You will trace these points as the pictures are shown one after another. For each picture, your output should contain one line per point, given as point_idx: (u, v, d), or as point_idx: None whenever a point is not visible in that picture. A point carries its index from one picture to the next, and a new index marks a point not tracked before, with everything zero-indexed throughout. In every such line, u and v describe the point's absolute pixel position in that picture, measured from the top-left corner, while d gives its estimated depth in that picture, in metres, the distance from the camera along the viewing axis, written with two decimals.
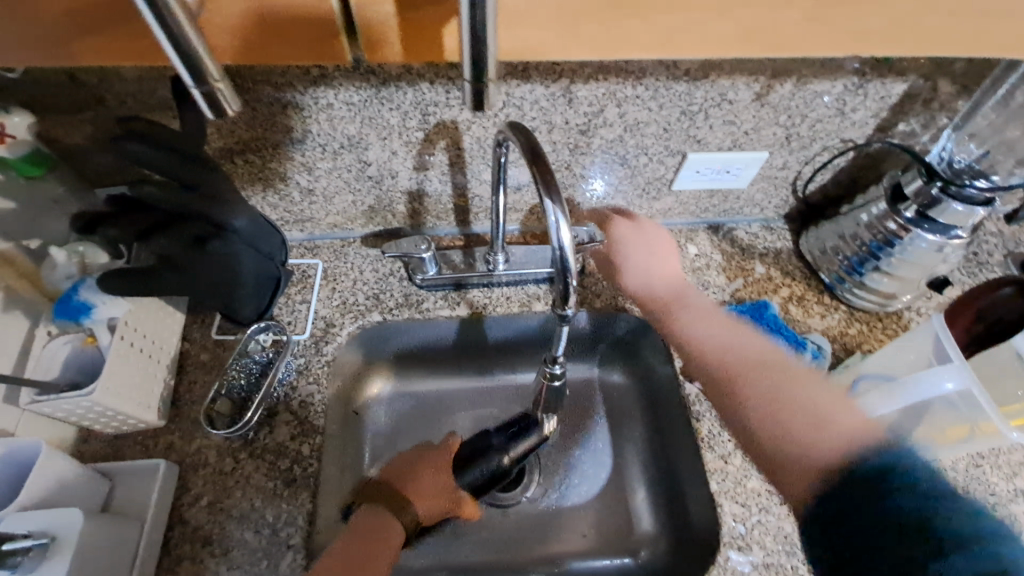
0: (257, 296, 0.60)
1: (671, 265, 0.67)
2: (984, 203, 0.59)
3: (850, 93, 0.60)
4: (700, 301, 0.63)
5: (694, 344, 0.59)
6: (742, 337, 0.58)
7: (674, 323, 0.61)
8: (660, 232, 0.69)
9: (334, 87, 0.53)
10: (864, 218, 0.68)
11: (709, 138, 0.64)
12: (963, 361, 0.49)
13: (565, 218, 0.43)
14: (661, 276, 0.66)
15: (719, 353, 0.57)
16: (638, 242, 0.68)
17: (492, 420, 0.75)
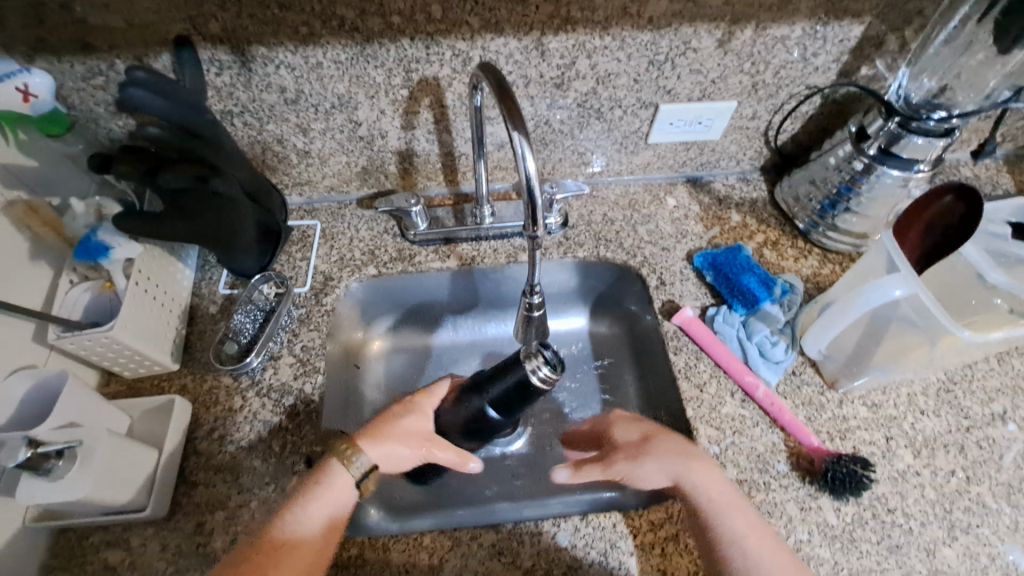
0: (259, 248, 0.65)
1: (655, 432, 0.57)
2: (944, 134, 0.61)
3: (809, 38, 0.64)
4: (726, 487, 0.53)
5: (746, 551, 0.49)
6: (755, 533, 0.50)
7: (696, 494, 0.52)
8: (689, 455, 0.54)
9: (323, 46, 0.57)
10: (832, 161, 0.71)
11: (678, 88, 0.68)
12: (910, 269, 0.53)
13: (531, 149, 0.47)
14: (699, 471, 0.53)
15: (756, 545, 0.49)
16: (648, 450, 0.55)
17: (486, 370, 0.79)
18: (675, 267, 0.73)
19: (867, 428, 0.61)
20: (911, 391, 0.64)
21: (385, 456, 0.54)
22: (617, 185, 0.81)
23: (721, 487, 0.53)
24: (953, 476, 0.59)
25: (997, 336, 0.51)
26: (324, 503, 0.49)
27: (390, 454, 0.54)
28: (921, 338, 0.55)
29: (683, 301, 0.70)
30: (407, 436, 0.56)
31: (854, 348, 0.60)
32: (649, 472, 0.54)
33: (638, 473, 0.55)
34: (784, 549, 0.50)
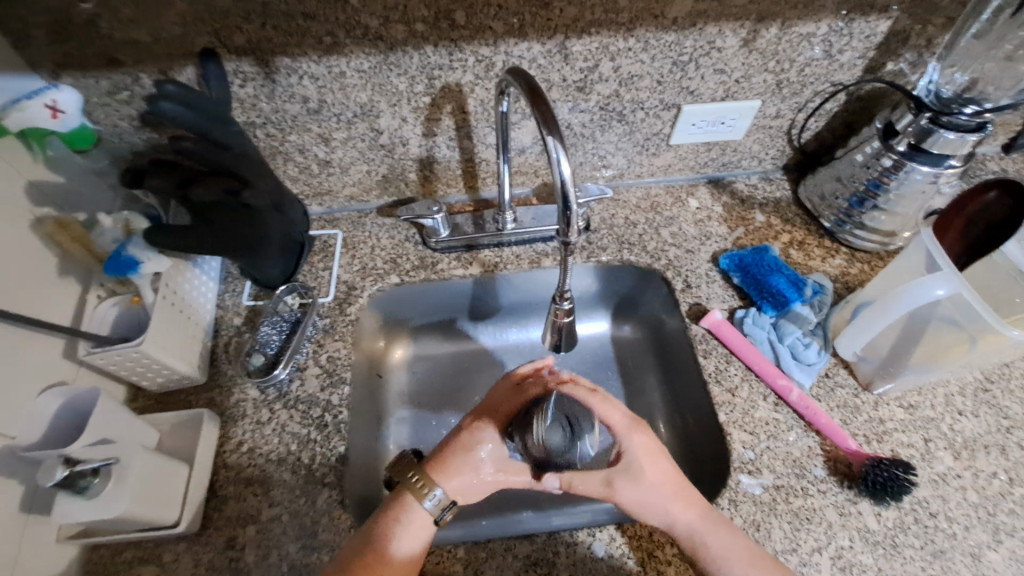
0: (284, 259, 0.65)
1: (666, 469, 0.51)
2: (976, 128, 0.60)
3: (835, 35, 0.63)
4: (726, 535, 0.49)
5: None
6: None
7: (702, 549, 0.49)
8: (690, 502, 0.50)
9: (346, 55, 0.57)
10: (859, 158, 0.70)
11: (701, 88, 0.67)
12: (954, 268, 0.51)
13: (565, 154, 0.46)
14: (705, 528, 0.49)
15: None
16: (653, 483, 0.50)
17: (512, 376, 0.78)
18: (700, 269, 0.72)
19: (904, 430, 0.60)
20: (947, 391, 0.63)
21: (461, 489, 0.52)
22: (637, 188, 0.81)
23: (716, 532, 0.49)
24: (996, 479, 0.58)
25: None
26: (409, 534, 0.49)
27: (466, 485, 0.52)
28: (962, 338, 0.54)
29: (711, 304, 0.69)
30: (477, 469, 0.52)
31: (889, 349, 0.59)
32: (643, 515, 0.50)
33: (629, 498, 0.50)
34: None
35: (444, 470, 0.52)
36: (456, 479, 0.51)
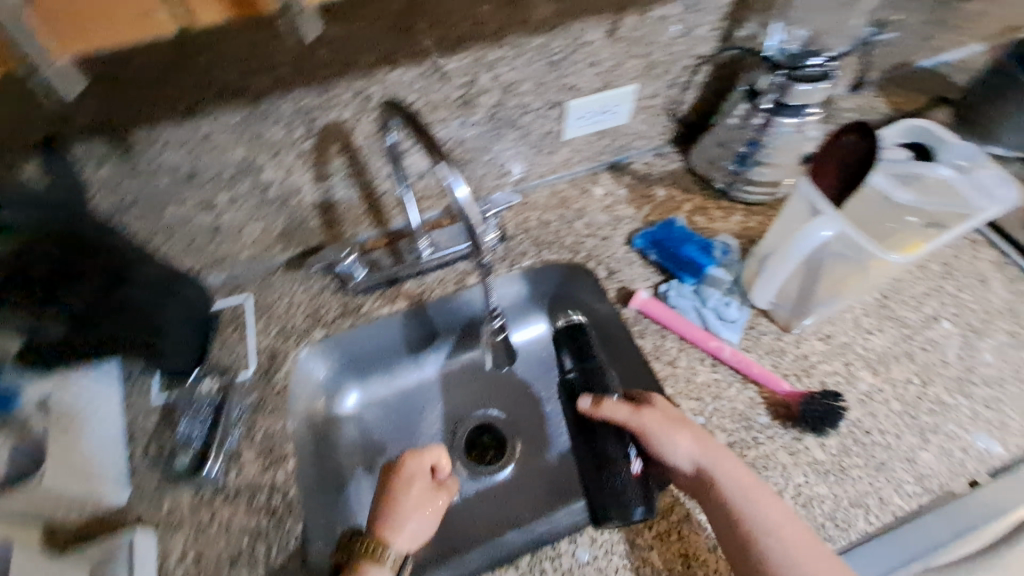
0: (190, 342, 0.59)
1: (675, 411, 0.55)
2: (824, 77, 0.66)
3: (687, 13, 0.66)
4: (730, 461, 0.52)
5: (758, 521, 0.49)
6: (763, 502, 0.50)
7: (746, 509, 0.49)
8: (724, 453, 0.53)
9: (209, 115, 0.53)
10: (732, 123, 0.75)
11: (579, 82, 0.69)
12: (832, 209, 0.56)
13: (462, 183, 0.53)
14: (741, 483, 0.50)
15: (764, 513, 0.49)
16: (690, 441, 0.53)
17: (466, 399, 0.78)
18: (618, 253, 0.75)
19: (827, 360, 0.65)
20: (854, 314, 0.69)
21: (409, 538, 0.51)
22: (543, 187, 0.82)
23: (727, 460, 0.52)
24: (911, 383, 0.64)
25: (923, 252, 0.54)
26: None
27: (413, 533, 0.52)
28: (854, 268, 0.59)
29: (635, 285, 0.72)
30: (415, 509, 0.53)
31: (797, 291, 0.64)
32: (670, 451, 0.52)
33: (672, 454, 0.52)
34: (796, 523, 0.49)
35: (392, 524, 0.52)
36: (404, 532, 0.51)
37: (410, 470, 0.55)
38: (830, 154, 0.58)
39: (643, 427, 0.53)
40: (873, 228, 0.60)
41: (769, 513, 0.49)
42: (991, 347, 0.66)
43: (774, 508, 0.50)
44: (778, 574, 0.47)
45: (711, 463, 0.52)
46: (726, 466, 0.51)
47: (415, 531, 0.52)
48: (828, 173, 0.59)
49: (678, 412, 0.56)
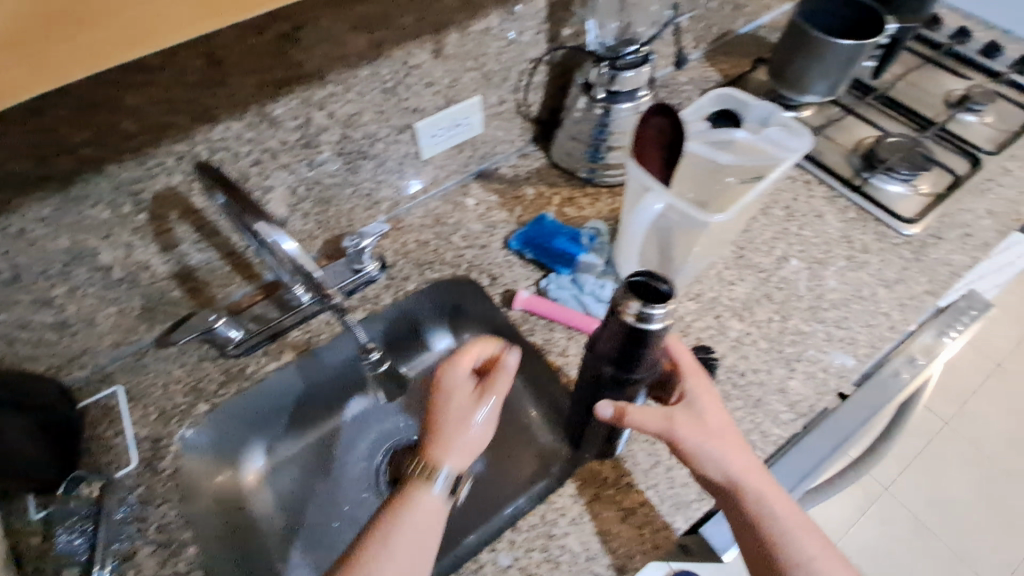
0: (53, 451, 0.55)
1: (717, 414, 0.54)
2: (643, 61, 0.72)
3: (506, 21, 0.69)
4: (761, 471, 0.54)
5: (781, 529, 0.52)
6: (785, 510, 0.53)
7: (777, 520, 0.52)
8: (754, 465, 0.54)
9: (15, 210, 0.50)
10: (577, 117, 0.79)
11: (421, 104, 0.70)
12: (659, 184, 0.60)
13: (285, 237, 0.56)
14: (772, 493, 0.53)
15: (786, 522, 0.52)
16: (729, 454, 0.53)
17: (383, 434, 0.77)
18: (498, 258, 0.77)
19: (699, 317, 0.71)
20: (717, 270, 0.75)
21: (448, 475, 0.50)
22: (417, 208, 0.83)
23: (758, 470, 0.53)
24: (773, 321, 0.70)
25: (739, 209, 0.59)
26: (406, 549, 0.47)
27: (452, 468, 0.50)
28: (697, 234, 0.63)
29: (519, 286, 0.74)
30: (460, 429, 0.51)
31: (659, 261, 0.68)
32: (706, 464, 0.52)
33: (707, 467, 0.53)
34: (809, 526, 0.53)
35: (429, 467, 0.50)
36: (452, 450, 0.50)
37: (447, 384, 0.53)
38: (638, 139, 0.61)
39: (676, 437, 0.52)
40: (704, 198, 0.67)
41: (790, 522, 0.53)
42: (834, 272, 0.74)
43: (793, 515, 0.53)
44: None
45: (744, 475, 0.53)
46: (759, 477, 0.53)
47: (454, 461, 0.50)
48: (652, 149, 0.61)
49: (719, 414, 0.54)
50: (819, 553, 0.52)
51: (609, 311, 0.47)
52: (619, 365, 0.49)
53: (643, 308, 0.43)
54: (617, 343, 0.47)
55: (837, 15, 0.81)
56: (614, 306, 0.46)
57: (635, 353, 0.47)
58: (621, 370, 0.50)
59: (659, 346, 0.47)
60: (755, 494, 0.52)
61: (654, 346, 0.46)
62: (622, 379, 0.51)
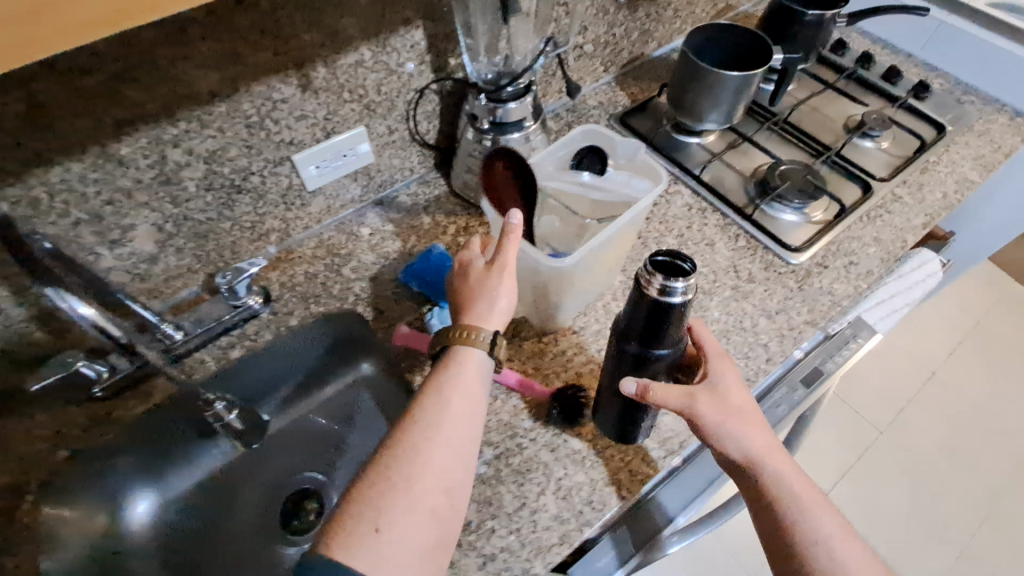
0: None
1: (740, 394, 0.57)
2: (526, 91, 0.73)
3: (379, 54, 0.68)
4: (777, 448, 0.57)
5: (801, 504, 0.55)
6: (802, 488, 0.56)
7: (796, 496, 0.55)
8: (773, 443, 0.57)
9: None
10: (465, 149, 0.78)
11: (296, 137, 0.69)
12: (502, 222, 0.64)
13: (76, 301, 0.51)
14: (790, 469, 0.56)
15: (806, 498, 0.56)
16: (751, 432, 0.56)
17: (277, 473, 0.75)
18: (387, 291, 0.76)
19: (581, 350, 0.71)
20: (604, 301, 0.75)
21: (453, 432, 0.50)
22: (309, 238, 0.81)
23: (776, 447, 0.57)
24: None
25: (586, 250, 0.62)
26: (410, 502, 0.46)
27: (457, 423, 0.51)
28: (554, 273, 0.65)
29: (403, 320, 0.73)
30: (458, 380, 0.53)
31: (536, 300, 0.69)
32: (728, 444, 0.55)
33: (730, 446, 0.56)
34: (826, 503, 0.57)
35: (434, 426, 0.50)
36: (489, 309, 0.57)
37: (466, 260, 0.61)
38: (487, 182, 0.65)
39: (698, 416, 0.55)
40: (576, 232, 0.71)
41: (807, 499, 0.56)
42: (719, 302, 0.75)
43: (811, 494, 0.56)
44: (811, 554, 0.54)
45: (766, 450, 0.56)
46: (775, 455, 0.56)
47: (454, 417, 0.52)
48: (503, 189, 0.65)
49: (741, 394, 0.57)
50: (836, 532, 0.55)
51: (634, 285, 0.51)
52: (644, 340, 0.53)
53: (667, 283, 0.47)
54: (641, 320, 0.51)
55: (726, 44, 0.83)
56: (639, 281, 0.50)
57: (659, 326, 0.51)
58: (648, 343, 0.54)
59: (682, 323, 0.51)
60: (772, 471, 0.56)
61: (677, 319, 0.50)
62: (648, 355, 0.54)
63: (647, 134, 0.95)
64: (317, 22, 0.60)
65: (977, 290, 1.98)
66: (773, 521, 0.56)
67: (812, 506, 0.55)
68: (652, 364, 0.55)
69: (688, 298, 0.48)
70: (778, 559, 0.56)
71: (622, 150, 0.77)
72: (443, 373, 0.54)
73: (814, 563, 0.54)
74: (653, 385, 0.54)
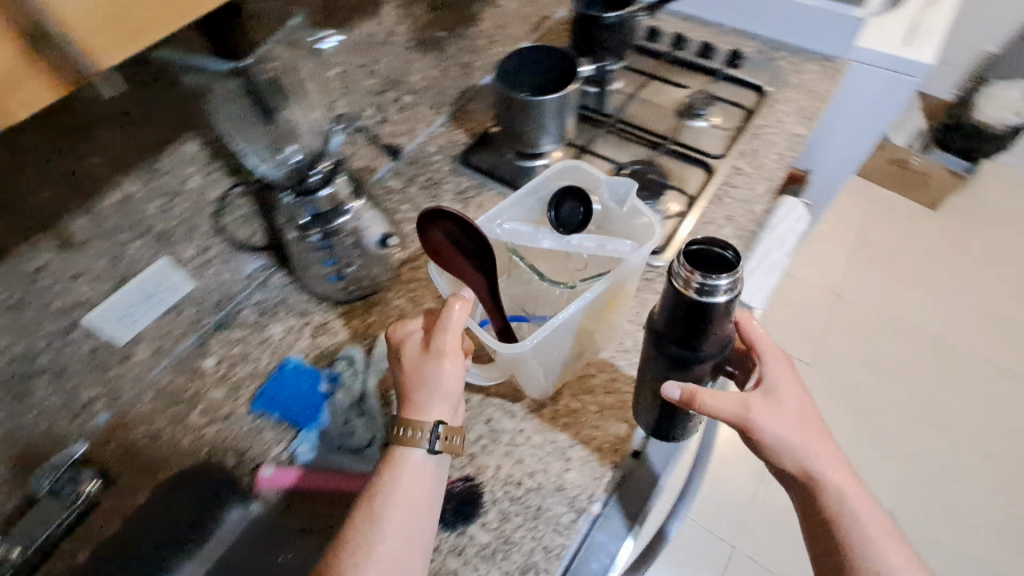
0: None
1: (801, 408, 0.63)
2: (332, 172, 0.69)
3: (150, 186, 0.62)
4: (828, 454, 0.64)
5: (847, 507, 0.63)
6: (852, 493, 0.63)
7: (843, 499, 0.63)
8: (828, 454, 0.63)
9: None
10: (299, 249, 0.73)
11: (81, 296, 0.61)
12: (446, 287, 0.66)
13: None
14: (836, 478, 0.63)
15: (851, 500, 0.63)
16: (808, 450, 0.62)
17: None
18: (246, 426, 0.67)
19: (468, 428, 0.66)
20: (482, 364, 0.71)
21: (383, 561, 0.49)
22: (144, 392, 0.70)
23: (830, 456, 0.64)
24: (544, 408, 0.67)
25: (531, 340, 0.58)
26: None
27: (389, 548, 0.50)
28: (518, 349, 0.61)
29: (270, 454, 0.65)
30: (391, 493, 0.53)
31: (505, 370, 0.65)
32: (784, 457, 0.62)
33: (783, 451, 0.62)
34: (871, 506, 0.64)
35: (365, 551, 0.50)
36: (426, 399, 0.55)
37: (397, 347, 0.59)
38: (432, 252, 0.63)
39: (750, 423, 0.61)
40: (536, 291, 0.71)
41: (855, 503, 0.63)
42: None
43: (862, 500, 0.64)
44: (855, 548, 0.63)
45: (814, 457, 0.62)
46: (828, 463, 0.63)
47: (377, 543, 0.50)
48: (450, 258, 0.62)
49: (797, 397, 0.63)
50: (875, 527, 0.63)
51: (667, 281, 0.49)
52: (682, 341, 0.52)
53: (706, 282, 0.46)
54: (679, 318, 0.50)
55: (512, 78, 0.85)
56: (675, 277, 0.48)
57: (697, 328, 0.50)
58: (695, 343, 0.52)
59: (724, 323, 0.50)
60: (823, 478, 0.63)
61: (721, 316, 0.49)
62: (688, 357, 0.54)
63: (492, 168, 0.93)
64: (52, 178, 0.54)
65: (855, 204, 2.13)
66: (811, 504, 0.65)
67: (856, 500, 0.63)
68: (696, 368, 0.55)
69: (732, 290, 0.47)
70: (812, 533, 0.67)
71: (612, 189, 0.73)
72: (378, 483, 0.54)
73: (853, 553, 0.63)
74: (705, 394, 0.55)
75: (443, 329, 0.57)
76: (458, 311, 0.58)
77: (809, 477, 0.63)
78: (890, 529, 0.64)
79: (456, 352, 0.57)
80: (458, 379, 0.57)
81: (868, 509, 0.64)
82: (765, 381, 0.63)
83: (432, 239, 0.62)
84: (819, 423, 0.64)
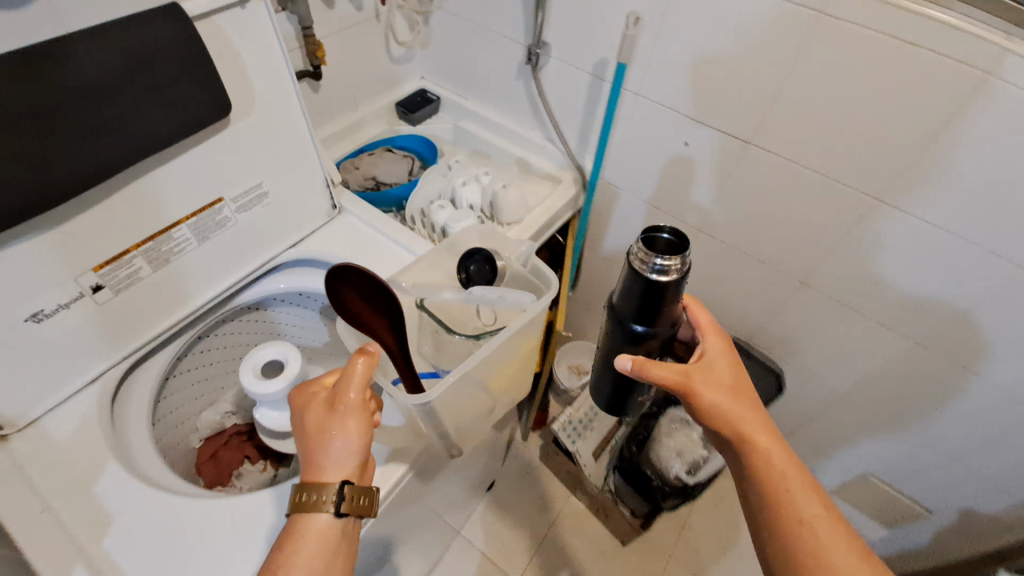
0: None
1: (732, 368, 0.75)
2: None
3: None
4: (794, 468, 0.68)
5: (795, 489, 0.66)
6: (802, 497, 0.66)
7: (790, 477, 0.67)
8: (788, 451, 0.70)
9: None
10: None
11: None
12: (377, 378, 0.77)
13: None
14: (792, 468, 0.68)
15: (800, 483, 0.67)
16: (765, 439, 0.70)
17: None
18: None
19: None
20: None
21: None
22: None
23: (779, 447, 0.70)
24: None
25: (438, 391, 0.74)
26: (309, 548, 0.64)
27: (319, 542, 0.65)
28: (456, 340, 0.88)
29: None
30: (314, 530, 0.65)
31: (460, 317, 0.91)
32: (703, 388, 0.72)
33: (710, 394, 0.72)
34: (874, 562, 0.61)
35: (302, 533, 0.65)
36: (326, 461, 0.67)
37: (302, 399, 0.73)
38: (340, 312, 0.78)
39: (687, 381, 0.73)
40: (446, 346, 0.89)
41: (819, 515, 0.64)
42: None
43: (812, 510, 0.65)
44: (797, 522, 0.64)
45: (771, 462, 0.68)
46: (789, 473, 0.67)
47: (325, 536, 0.65)
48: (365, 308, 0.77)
49: (726, 365, 0.75)
50: (835, 545, 0.62)
51: (626, 263, 0.67)
52: (641, 313, 0.69)
53: (652, 260, 0.64)
54: (639, 293, 0.67)
55: None
56: (633, 263, 0.66)
57: (654, 302, 0.67)
58: (647, 329, 0.72)
59: (673, 300, 0.68)
60: (776, 480, 0.67)
61: (671, 293, 0.66)
62: (644, 331, 0.72)
63: None
64: None
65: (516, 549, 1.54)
66: (766, 517, 0.67)
67: (789, 488, 0.66)
68: (644, 349, 0.75)
69: (673, 274, 0.64)
70: (768, 564, 0.67)
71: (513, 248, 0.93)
72: (289, 541, 0.64)
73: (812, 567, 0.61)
74: (650, 362, 0.70)
75: (352, 371, 0.70)
76: (363, 364, 0.70)
77: (746, 450, 0.70)
78: (868, 554, 0.62)
79: (349, 404, 0.69)
80: (349, 443, 0.67)
81: (824, 513, 0.64)
82: (705, 356, 0.76)
83: (342, 294, 0.77)
84: (753, 396, 0.74)
